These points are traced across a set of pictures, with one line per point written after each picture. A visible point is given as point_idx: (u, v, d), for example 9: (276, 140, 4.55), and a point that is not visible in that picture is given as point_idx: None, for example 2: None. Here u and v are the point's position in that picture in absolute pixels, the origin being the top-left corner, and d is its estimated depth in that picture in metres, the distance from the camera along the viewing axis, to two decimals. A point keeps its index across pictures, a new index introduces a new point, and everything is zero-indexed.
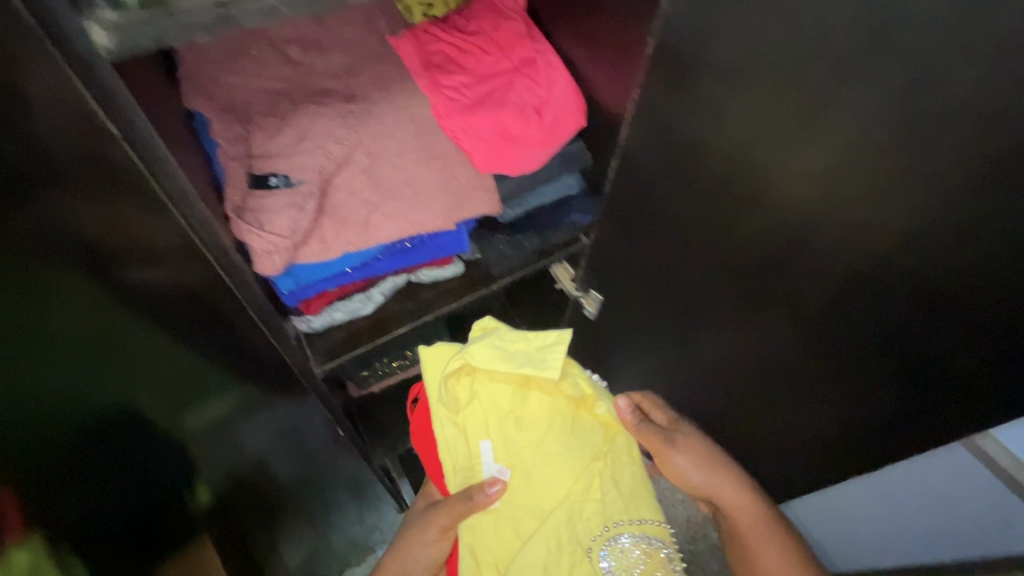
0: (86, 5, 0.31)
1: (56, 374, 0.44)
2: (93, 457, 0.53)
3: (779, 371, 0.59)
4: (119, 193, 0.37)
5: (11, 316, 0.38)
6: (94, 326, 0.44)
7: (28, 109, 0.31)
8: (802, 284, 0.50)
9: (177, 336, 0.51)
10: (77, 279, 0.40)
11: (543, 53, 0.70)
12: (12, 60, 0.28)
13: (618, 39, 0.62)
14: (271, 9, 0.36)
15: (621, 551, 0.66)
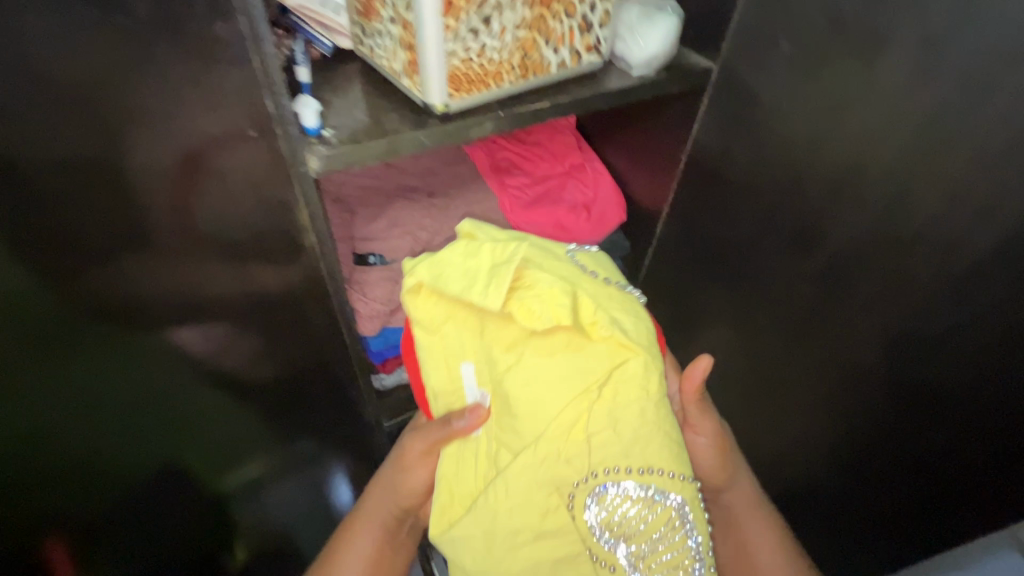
0: (308, 143, 0.44)
1: (136, 423, 0.55)
2: (142, 494, 0.62)
3: (795, 369, 0.61)
4: (292, 265, 0.50)
5: (120, 374, 0.50)
6: (176, 389, 0.54)
7: (261, 211, 0.44)
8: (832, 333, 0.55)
9: (241, 401, 0.61)
10: (174, 355, 0.51)
11: (590, 160, 0.85)
12: (264, 178, 0.42)
13: (659, 153, 0.75)
14: (422, 144, 0.48)
15: (614, 503, 0.44)
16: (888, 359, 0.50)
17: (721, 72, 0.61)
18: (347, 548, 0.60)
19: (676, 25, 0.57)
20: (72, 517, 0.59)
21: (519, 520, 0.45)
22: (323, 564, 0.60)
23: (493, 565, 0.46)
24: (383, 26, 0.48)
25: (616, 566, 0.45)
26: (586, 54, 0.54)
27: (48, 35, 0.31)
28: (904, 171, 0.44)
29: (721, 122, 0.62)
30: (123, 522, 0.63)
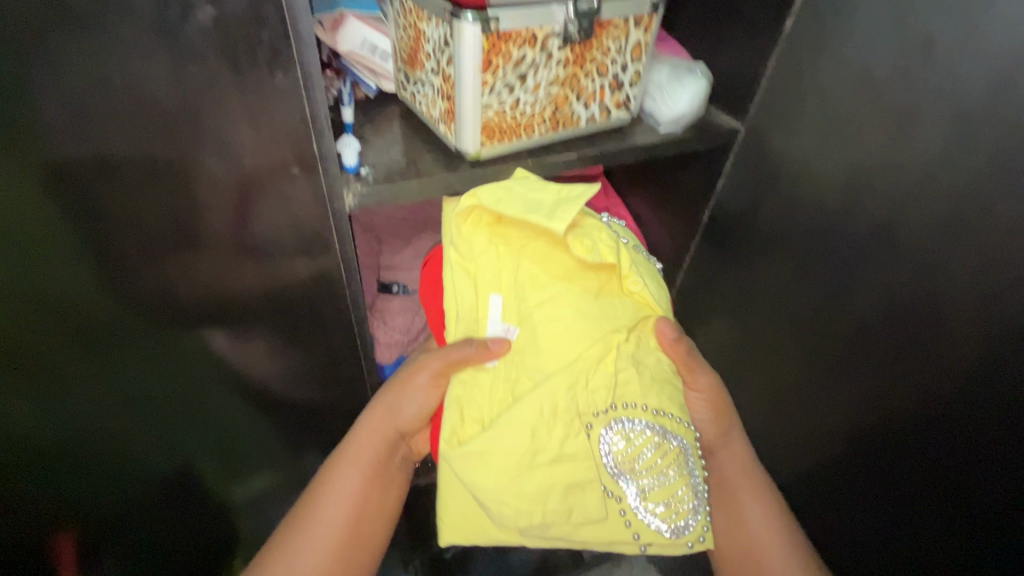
0: (346, 181, 0.47)
1: (154, 426, 0.57)
2: (153, 495, 0.64)
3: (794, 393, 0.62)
4: (318, 291, 0.52)
5: (148, 375, 0.52)
6: (196, 394, 0.56)
7: (295, 243, 0.47)
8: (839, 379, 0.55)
9: (255, 414, 0.62)
10: (199, 363, 0.53)
11: (614, 207, 0.85)
12: (302, 213, 0.45)
13: (681, 206, 0.76)
14: (451, 186, 0.51)
15: (630, 437, 0.48)
16: (888, 379, 0.49)
17: (745, 132, 0.63)
18: (337, 479, 0.57)
19: (706, 86, 0.58)
20: (84, 510, 0.61)
21: (537, 440, 0.47)
22: (313, 495, 0.57)
23: (501, 487, 0.47)
24: (425, 75, 0.51)
25: (620, 500, 0.48)
26: (616, 110, 0.56)
27: (129, 77, 0.34)
28: (931, 245, 0.44)
29: (746, 180, 0.64)
30: (131, 520, 0.64)
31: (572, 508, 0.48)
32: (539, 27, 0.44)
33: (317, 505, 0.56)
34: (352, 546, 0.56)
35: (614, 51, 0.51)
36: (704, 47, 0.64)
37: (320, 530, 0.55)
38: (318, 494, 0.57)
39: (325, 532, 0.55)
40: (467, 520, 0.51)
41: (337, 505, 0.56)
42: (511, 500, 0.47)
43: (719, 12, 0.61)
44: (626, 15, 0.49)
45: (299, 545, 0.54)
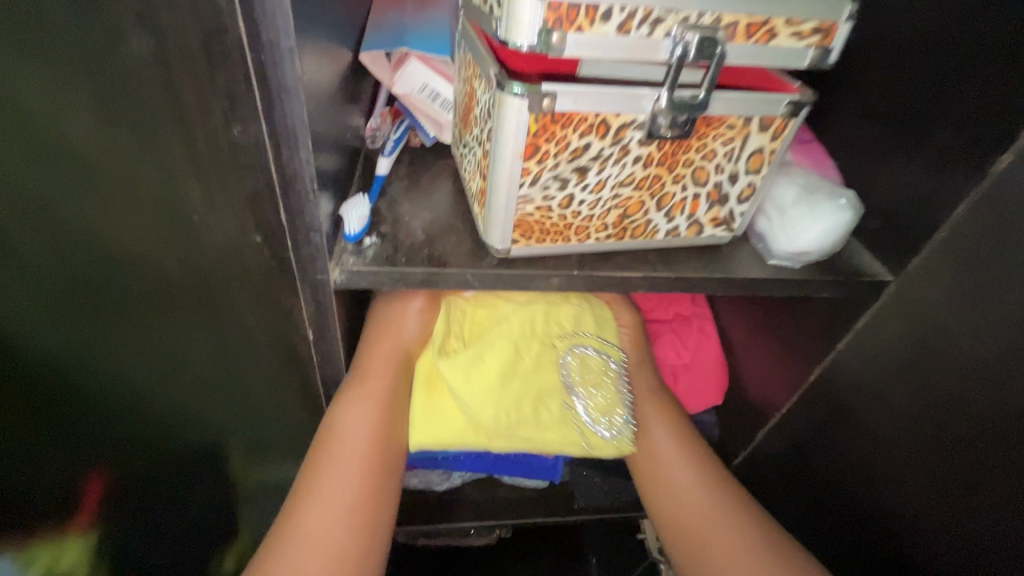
0: (338, 253, 0.38)
1: (175, 385, 0.43)
2: (161, 462, 0.50)
3: (812, 461, 0.56)
4: (288, 364, 0.43)
5: (165, 322, 0.38)
6: (214, 365, 0.42)
7: (260, 312, 0.38)
8: (908, 488, 0.45)
9: (258, 416, 0.49)
10: (223, 322, 0.39)
11: (700, 317, 0.71)
12: (268, 283, 0.36)
13: (782, 346, 0.59)
14: (468, 283, 0.40)
15: (588, 358, 0.51)
16: (943, 440, 0.42)
17: (896, 289, 0.46)
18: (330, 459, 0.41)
19: (850, 219, 0.41)
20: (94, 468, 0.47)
21: (517, 353, 0.49)
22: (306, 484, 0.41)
23: (486, 398, 0.47)
24: (471, 139, 0.41)
25: (575, 414, 0.49)
26: (710, 227, 0.42)
27: (53, 111, 0.27)
28: None
29: (888, 354, 0.46)
30: (141, 487, 0.51)
31: (538, 414, 0.49)
32: (614, 114, 0.32)
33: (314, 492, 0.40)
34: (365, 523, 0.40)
35: (721, 156, 0.37)
36: (863, 165, 0.48)
37: (320, 522, 0.39)
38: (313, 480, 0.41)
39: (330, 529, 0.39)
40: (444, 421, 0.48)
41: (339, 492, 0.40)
42: (489, 400, 0.47)
43: (896, 125, 0.44)
44: (749, 113, 0.35)
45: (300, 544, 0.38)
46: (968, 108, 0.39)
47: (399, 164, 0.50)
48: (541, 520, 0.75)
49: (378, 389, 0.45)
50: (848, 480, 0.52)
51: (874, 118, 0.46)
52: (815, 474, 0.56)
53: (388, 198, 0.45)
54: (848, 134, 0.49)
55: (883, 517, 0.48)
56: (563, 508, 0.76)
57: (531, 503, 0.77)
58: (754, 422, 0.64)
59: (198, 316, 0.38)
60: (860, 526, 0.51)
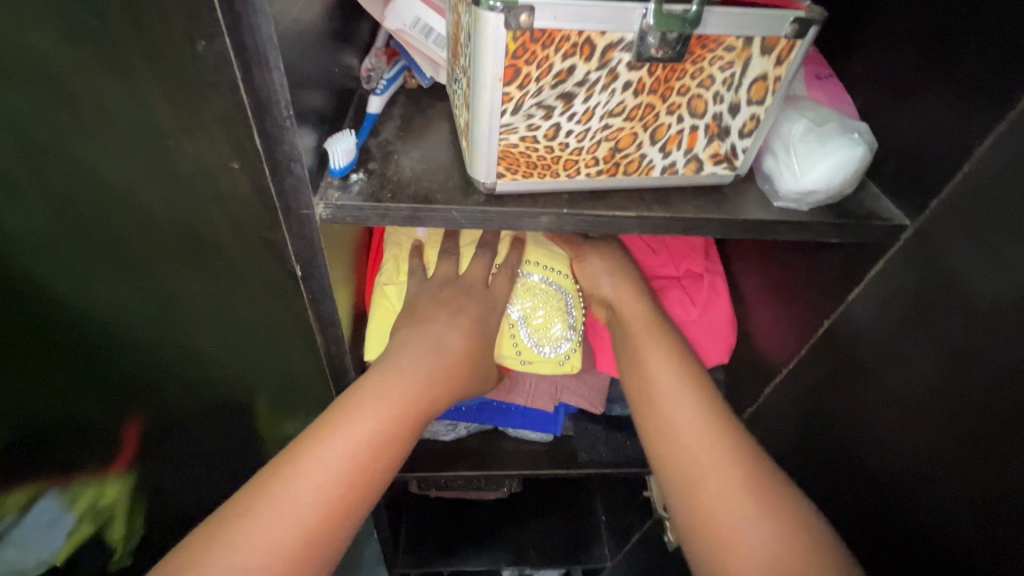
0: (322, 187, 0.38)
1: (176, 320, 0.45)
2: (175, 399, 0.53)
3: (810, 417, 0.54)
4: (278, 302, 0.44)
5: (159, 255, 0.39)
6: (208, 301, 0.44)
7: (245, 246, 0.39)
8: (896, 438, 0.44)
9: (256, 358, 0.50)
10: (211, 257, 0.39)
11: (712, 273, 0.69)
12: (250, 215, 0.36)
13: (794, 300, 0.56)
14: (454, 220, 0.39)
15: (535, 288, 0.57)
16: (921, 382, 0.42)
17: (912, 234, 0.43)
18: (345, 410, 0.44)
19: (863, 154, 0.39)
20: (115, 395, 0.51)
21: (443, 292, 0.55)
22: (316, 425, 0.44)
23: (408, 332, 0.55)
24: (459, 71, 0.39)
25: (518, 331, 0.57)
26: (709, 164, 0.40)
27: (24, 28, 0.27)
28: None
29: (899, 306, 0.44)
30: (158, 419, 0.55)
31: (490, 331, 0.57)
32: (599, 32, 0.31)
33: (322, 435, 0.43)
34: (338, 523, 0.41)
35: (720, 83, 0.35)
36: (884, 102, 0.44)
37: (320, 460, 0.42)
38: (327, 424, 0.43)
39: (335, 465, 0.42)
40: (374, 338, 0.56)
41: (350, 441, 0.43)
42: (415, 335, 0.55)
43: (921, 53, 0.41)
44: (749, 32, 0.33)
45: (303, 476, 0.41)
46: (1001, 24, 0.35)
47: (393, 104, 0.49)
48: (544, 472, 0.76)
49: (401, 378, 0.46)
50: (839, 436, 0.50)
51: (898, 49, 0.43)
52: (812, 430, 0.54)
53: (379, 137, 0.45)
54: (871, 68, 0.45)
55: (869, 472, 0.47)
56: (565, 463, 0.77)
57: (534, 456, 0.78)
58: (760, 379, 0.62)
59: (187, 248, 0.39)
60: (850, 481, 0.49)
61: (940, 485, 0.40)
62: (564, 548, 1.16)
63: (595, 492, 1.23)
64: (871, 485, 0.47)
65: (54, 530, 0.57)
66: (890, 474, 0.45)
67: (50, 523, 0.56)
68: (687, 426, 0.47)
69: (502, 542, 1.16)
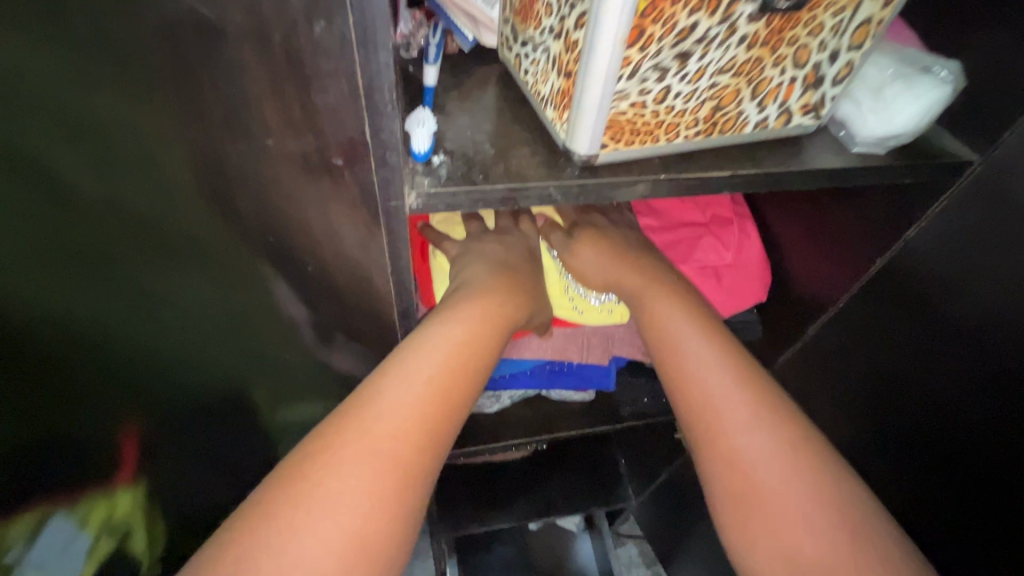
0: (410, 174, 0.35)
1: (219, 307, 0.44)
2: (208, 380, 0.53)
3: (857, 352, 0.58)
4: (360, 293, 0.43)
5: (222, 246, 0.38)
6: (283, 290, 0.43)
7: (334, 240, 0.37)
8: (932, 341, 0.50)
9: (312, 340, 0.50)
10: (288, 249, 0.39)
11: (741, 216, 0.69)
12: (345, 210, 0.35)
13: (838, 233, 0.57)
14: (550, 198, 0.37)
15: None
16: (950, 294, 0.48)
17: (979, 169, 0.44)
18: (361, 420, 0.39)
19: (948, 94, 0.39)
20: (143, 388, 0.50)
21: None
22: (317, 448, 0.38)
23: None
24: (541, 31, 0.36)
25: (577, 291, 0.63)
26: (799, 115, 0.39)
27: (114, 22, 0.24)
28: None
29: (965, 239, 0.46)
30: (183, 403, 0.54)
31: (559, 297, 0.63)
32: None
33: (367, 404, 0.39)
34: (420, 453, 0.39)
35: (828, 30, 0.34)
36: (952, 35, 0.44)
37: (358, 468, 0.37)
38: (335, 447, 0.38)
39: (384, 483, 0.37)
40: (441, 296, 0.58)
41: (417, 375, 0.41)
42: None
43: None
44: None
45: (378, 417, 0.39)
46: None
47: (440, 71, 0.45)
48: (590, 429, 0.78)
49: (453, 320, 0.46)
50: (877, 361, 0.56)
51: None
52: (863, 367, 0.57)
53: (441, 111, 0.42)
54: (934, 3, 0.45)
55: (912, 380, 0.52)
56: (608, 417, 0.79)
57: (577, 414, 0.80)
58: (803, 318, 0.64)
59: (272, 241, 0.38)
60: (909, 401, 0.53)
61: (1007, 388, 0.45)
62: (590, 493, 1.21)
63: (614, 439, 1.28)
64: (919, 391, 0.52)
65: (69, 554, 0.54)
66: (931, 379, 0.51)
67: (62, 548, 0.53)
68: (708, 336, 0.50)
69: (531, 496, 1.20)
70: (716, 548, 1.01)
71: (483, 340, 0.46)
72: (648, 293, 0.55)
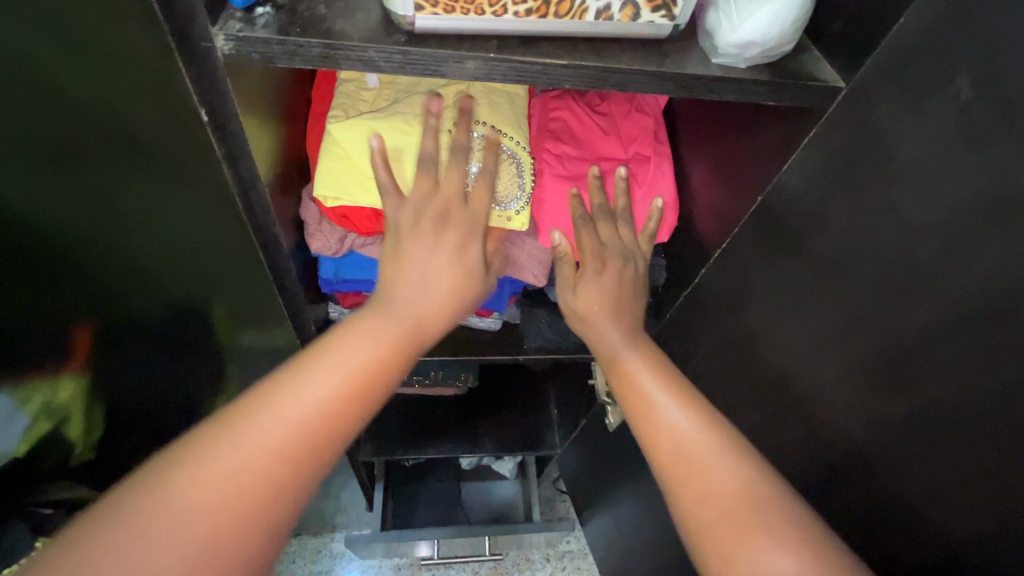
0: (223, 17, 0.36)
1: (105, 171, 0.43)
2: (113, 258, 0.53)
3: (739, 293, 0.58)
4: (200, 158, 0.42)
5: (81, 91, 0.37)
6: (153, 155, 0.42)
7: (146, 87, 0.36)
8: (799, 277, 0.50)
9: (186, 222, 0.49)
10: (137, 99, 0.37)
11: (660, 156, 0.68)
12: (140, 44, 0.34)
13: (744, 172, 0.56)
14: (373, 62, 0.37)
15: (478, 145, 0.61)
16: (816, 232, 0.47)
17: (846, 96, 0.43)
18: (212, 485, 0.37)
19: (801, 2, 0.38)
20: (51, 250, 0.51)
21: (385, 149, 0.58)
22: (264, 398, 0.41)
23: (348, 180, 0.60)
24: None
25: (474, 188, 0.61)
26: (647, 11, 0.38)
27: None
28: None
29: (832, 171, 0.45)
30: (96, 278, 0.55)
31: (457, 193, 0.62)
32: None
33: (315, 358, 0.43)
34: (363, 396, 0.43)
35: None
36: None
37: (304, 411, 0.41)
38: (260, 409, 0.40)
39: (285, 441, 0.39)
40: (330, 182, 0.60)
41: (364, 339, 0.45)
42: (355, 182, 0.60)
43: None
44: None
45: (321, 369, 0.42)
46: None
47: None
48: (493, 356, 0.79)
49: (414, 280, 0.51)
50: (752, 301, 0.56)
51: None
52: (742, 308, 0.58)
53: None
54: None
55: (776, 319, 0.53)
56: (512, 348, 0.80)
57: (483, 341, 0.81)
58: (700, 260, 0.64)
59: (81, 92, 0.37)
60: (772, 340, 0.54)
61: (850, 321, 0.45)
62: (518, 437, 1.23)
63: (550, 385, 1.30)
64: (781, 330, 0.53)
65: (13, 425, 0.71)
66: (793, 316, 0.51)
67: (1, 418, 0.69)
68: (640, 370, 0.57)
69: (460, 431, 1.23)
70: (623, 494, 1.04)
71: (437, 307, 0.51)
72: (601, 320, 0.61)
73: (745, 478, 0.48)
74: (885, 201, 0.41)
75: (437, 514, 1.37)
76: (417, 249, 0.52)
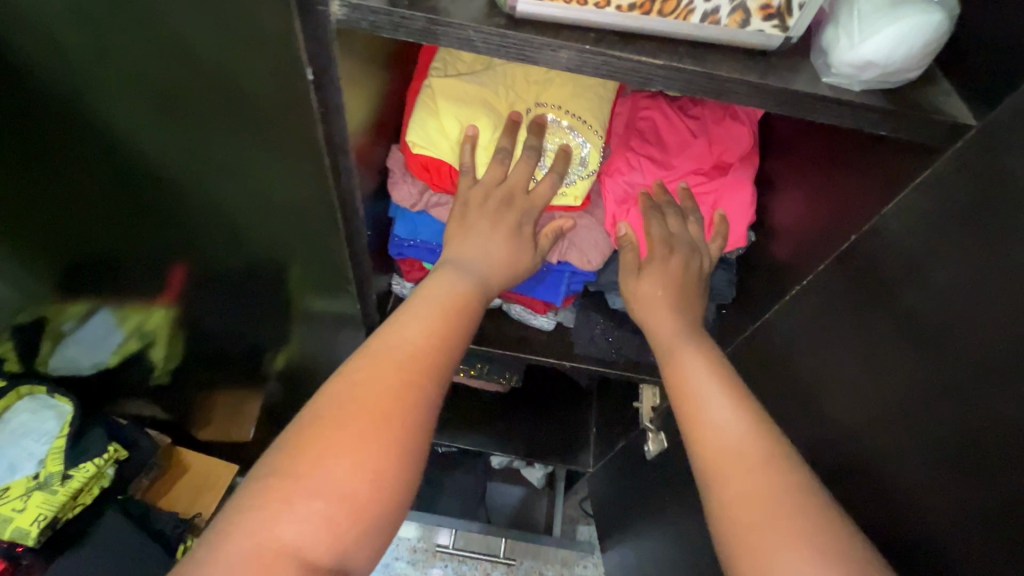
0: None
1: (204, 117, 0.47)
2: (194, 203, 0.56)
3: (810, 334, 0.54)
4: (295, 116, 0.45)
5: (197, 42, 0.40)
6: (249, 106, 0.45)
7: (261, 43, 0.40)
8: (880, 328, 0.45)
9: (269, 177, 0.52)
10: (247, 53, 0.41)
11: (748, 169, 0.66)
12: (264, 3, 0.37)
13: (839, 200, 0.52)
14: (469, 41, 0.38)
15: (559, 128, 0.64)
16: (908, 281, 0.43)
17: (975, 135, 0.39)
18: (338, 410, 0.48)
19: (934, 25, 0.35)
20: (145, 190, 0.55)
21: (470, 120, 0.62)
22: (358, 361, 0.51)
23: (432, 144, 0.63)
24: None
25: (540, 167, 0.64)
26: (758, 19, 0.36)
27: None
28: None
29: (940, 218, 0.41)
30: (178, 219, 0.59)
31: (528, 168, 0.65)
32: None
33: (394, 321, 0.54)
34: (443, 336, 0.54)
35: None
36: None
37: (385, 360, 0.51)
38: (357, 368, 0.51)
39: (384, 379, 0.49)
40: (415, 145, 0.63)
41: (436, 298, 0.56)
42: (438, 147, 0.63)
43: None
44: None
45: (403, 327, 0.53)
46: None
47: None
48: (539, 356, 0.79)
49: (479, 246, 0.60)
50: (823, 347, 0.52)
51: None
52: (811, 353, 0.54)
53: None
54: None
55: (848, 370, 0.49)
56: (560, 351, 0.80)
57: (532, 339, 0.81)
58: (778, 289, 0.61)
59: (206, 43, 0.40)
60: (837, 391, 0.50)
61: (927, 385, 0.41)
62: (551, 446, 1.22)
63: (594, 402, 1.27)
64: (848, 382, 0.49)
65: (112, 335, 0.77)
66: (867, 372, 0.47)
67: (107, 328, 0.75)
68: (693, 372, 0.55)
69: (495, 429, 1.23)
70: (647, 530, 1.00)
71: (512, 270, 0.61)
72: (657, 317, 0.60)
73: (802, 485, 0.46)
74: (992, 256, 0.36)
75: (458, 505, 1.38)
76: (480, 225, 0.61)
